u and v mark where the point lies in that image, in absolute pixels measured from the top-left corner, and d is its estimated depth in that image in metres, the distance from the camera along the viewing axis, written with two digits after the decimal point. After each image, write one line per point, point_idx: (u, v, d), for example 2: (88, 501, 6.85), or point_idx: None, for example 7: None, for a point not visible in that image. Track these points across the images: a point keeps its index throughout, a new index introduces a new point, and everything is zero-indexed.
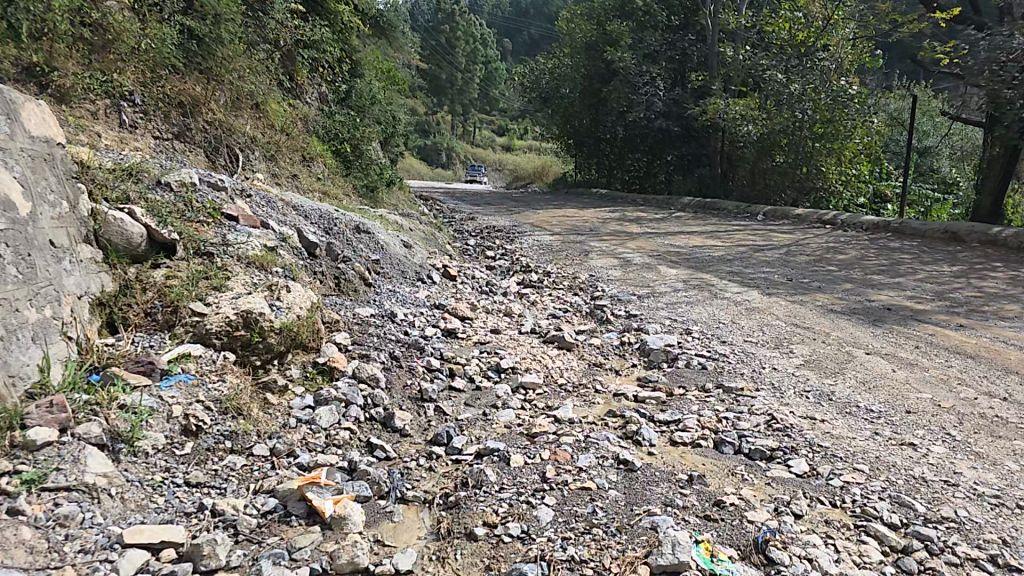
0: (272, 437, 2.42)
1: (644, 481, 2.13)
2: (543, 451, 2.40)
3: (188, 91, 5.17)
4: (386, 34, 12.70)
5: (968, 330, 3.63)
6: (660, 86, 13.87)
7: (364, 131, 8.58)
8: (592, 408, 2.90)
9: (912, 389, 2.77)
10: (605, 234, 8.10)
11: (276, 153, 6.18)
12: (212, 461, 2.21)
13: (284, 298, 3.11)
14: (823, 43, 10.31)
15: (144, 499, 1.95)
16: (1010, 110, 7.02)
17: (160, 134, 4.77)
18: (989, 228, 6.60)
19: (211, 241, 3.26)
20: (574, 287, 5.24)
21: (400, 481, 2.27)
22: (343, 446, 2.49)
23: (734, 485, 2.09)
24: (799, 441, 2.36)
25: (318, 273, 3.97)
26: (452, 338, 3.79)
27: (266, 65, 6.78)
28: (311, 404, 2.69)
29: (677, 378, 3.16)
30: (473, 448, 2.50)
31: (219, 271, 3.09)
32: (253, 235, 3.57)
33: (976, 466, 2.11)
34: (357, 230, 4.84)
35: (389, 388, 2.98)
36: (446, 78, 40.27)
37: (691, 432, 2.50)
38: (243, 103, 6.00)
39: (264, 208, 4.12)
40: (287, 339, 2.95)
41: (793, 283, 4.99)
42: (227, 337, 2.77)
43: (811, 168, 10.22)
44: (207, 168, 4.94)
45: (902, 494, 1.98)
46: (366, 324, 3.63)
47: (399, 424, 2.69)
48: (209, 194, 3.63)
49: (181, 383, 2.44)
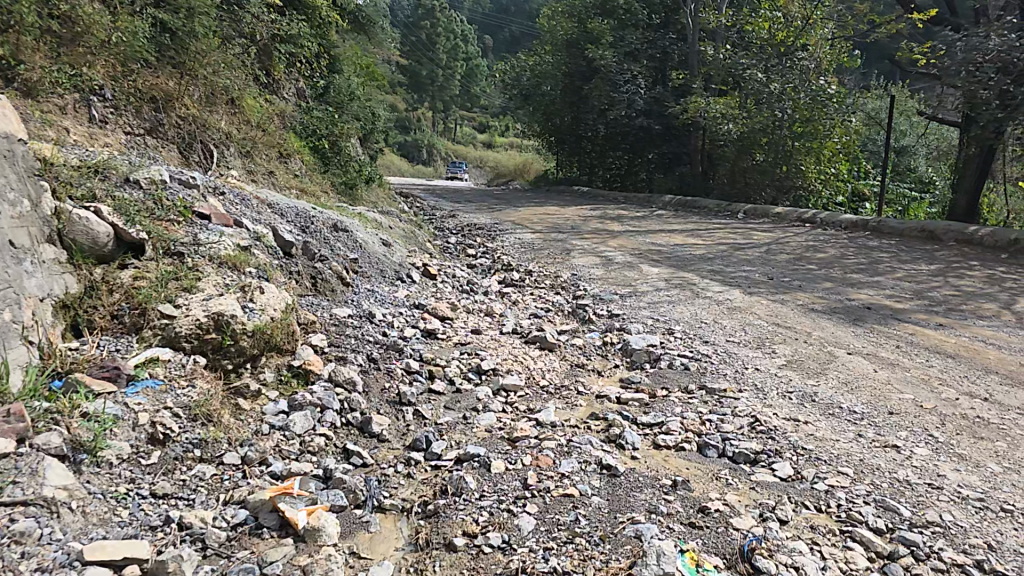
0: (244, 445, 2.34)
1: (628, 487, 2.09)
2: (524, 456, 2.35)
3: (161, 86, 5.04)
4: (366, 30, 12.56)
5: (947, 329, 3.65)
6: (642, 84, 13.89)
7: (343, 128, 8.45)
8: (574, 411, 2.85)
9: (894, 390, 2.76)
10: (586, 232, 8.08)
11: (252, 149, 6.05)
12: (180, 471, 2.13)
13: (257, 300, 3.02)
14: (802, 43, 10.29)
15: (106, 513, 1.86)
16: (987, 110, 7.11)
17: (131, 130, 4.64)
18: (966, 227, 6.68)
19: (182, 240, 3.15)
20: (555, 286, 5.20)
21: (376, 489, 2.21)
22: (318, 453, 2.41)
23: (719, 490, 2.06)
24: (782, 443, 2.33)
25: (294, 272, 3.88)
26: (432, 339, 3.72)
27: (241, 59, 6.63)
28: (285, 410, 2.62)
29: (659, 380, 3.12)
30: (453, 453, 2.44)
31: (190, 272, 2.99)
32: (226, 234, 3.47)
33: (959, 468, 2.10)
34: (334, 228, 4.75)
35: (366, 392, 2.91)
36: (426, 74, 40.07)
37: (675, 434, 2.47)
38: (218, 99, 5.84)
39: (238, 206, 4.01)
40: (259, 342, 2.86)
41: (774, 282, 5.00)
42: (197, 341, 2.67)
43: (791, 167, 10.31)
44: (180, 164, 4.82)
45: (887, 498, 1.96)
46: (343, 326, 3.55)
47: (376, 429, 2.62)
48: (179, 192, 3.52)
49: (148, 389, 2.35)
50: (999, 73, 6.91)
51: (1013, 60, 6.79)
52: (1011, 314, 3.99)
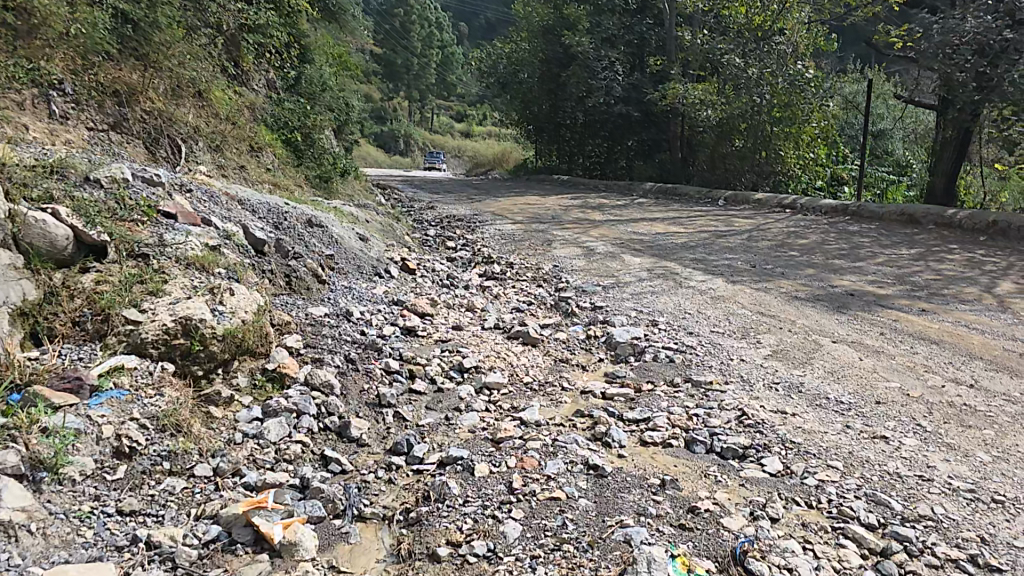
0: (216, 455, 2.25)
1: (616, 488, 2.04)
2: (509, 457, 2.28)
3: (124, 79, 4.85)
4: (337, 18, 12.32)
5: (930, 314, 3.64)
6: (619, 71, 13.82)
7: (315, 119, 8.28)
8: (559, 408, 2.79)
9: (880, 379, 2.74)
10: (567, 221, 8.02)
11: (222, 143, 5.88)
12: (148, 486, 2.04)
13: (227, 302, 2.91)
14: (779, 27, 10.37)
15: (69, 534, 1.75)
16: (963, 93, 7.16)
17: (94, 125, 4.47)
18: (944, 210, 6.73)
19: (146, 242, 3.03)
20: (537, 278, 5.13)
21: (356, 498, 2.13)
22: (295, 461, 2.33)
23: (708, 488, 2.01)
24: (771, 437, 2.29)
25: (267, 271, 3.77)
26: (412, 337, 3.63)
27: (207, 50, 6.43)
28: (259, 416, 2.52)
29: (645, 374, 3.07)
30: (434, 457, 2.37)
31: (155, 275, 2.87)
32: (193, 233, 3.35)
33: (949, 459, 2.07)
34: (309, 223, 4.63)
35: (344, 395, 2.83)
36: (401, 63, 39.59)
37: (662, 431, 2.42)
38: (185, 91, 5.65)
39: (206, 204, 3.88)
40: (231, 346, 2.76)
41: (757, 270, 4.97)
42: (165, 346, 2.56)
43: (771, 152, 10.31)
44: (146, 160, 4.66)
45: (878, 492, 1.92)
46: (320, 326, 3.45)
47: (355, 434, 2.55)
48: (143, 191, 3.39)
49: (113, 400, 2.24)
50: (975, 56, 6.97)
51: (989, 41, 6.86)
52: (992, 297, 4.00)
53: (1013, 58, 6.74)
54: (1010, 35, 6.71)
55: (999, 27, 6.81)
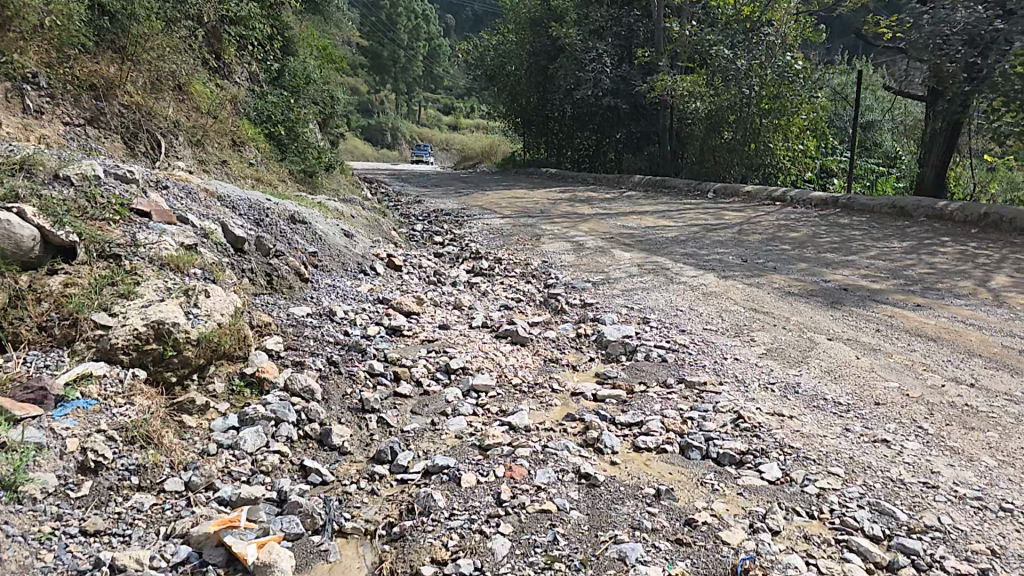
0: (188, 468, 2.15)
1: (609, 499, 1.95)
2: (497, 466, 2.19)
3: (102, 73, 4.68)
4: (321, 10, 12.12)
5: (925, 310, 3.58)
6: (607, 63, 13.64)
7: (299, 113, 8.12)
8: (549, 412, 2.70)
9: (879, 378, 2.67)
10: (556, 215, 7.91)
11: (203, 138, 5.72)
12: (115, 503, 1.92)
13: (202, 304, 2.78)
14: (767, 18, 10.36)
15: (26, 558, 1.63)
16: (954, 84, 7.18)
17: (70, 120, 4.31)
18: (935, 202, 6.69)
19: (118, 242, 2.89)
20: (526, 274, 5.03)
21: (337, 511, 2.03)
22: (273, 473, 2.23)
23: (705, 498, 1.93)
24: (768, 442, 2.21)
25: (247, 271, 3.65)
26: (397, 337, 3.52)
27: (189, 43, 6.27)
28: (235, 425, 2.42)
29: (637, 374, 2.98)
30: (419, 465, 2.27)
31: (128, 276, 2.74)
32: (168, 232, 3.23)
33: (953, 464, 2.00)
34: (291, 220, 4.50)
35: (325, 399, 2.73)
36: (388, 57, 39.26)
37: (656, 435, 2.33)
38: (164, 85, 5.48)
39: (183, 201, 3.73)
40: (207, 351, 2.64)
41: (749, 265, 4.90)
42: (136, 352, 2.44)
43: (760, 144, 10.18)
44: (125, 156, 4.52)
45: (882, 500, 1.84)
46: (301, 327, 3.34)
47: (337, 441, 2.45)
48: (116, 188, 3.25)
49: (79, 411, 2.12)
50: (965, 47, 6.96)
51: (980, 32, 6.85)
52: (987, 292, 3.95)
53: (1003, 49, 6.64)
54: (1000, 26, 6.67)
55: (990, 17, 6.80)
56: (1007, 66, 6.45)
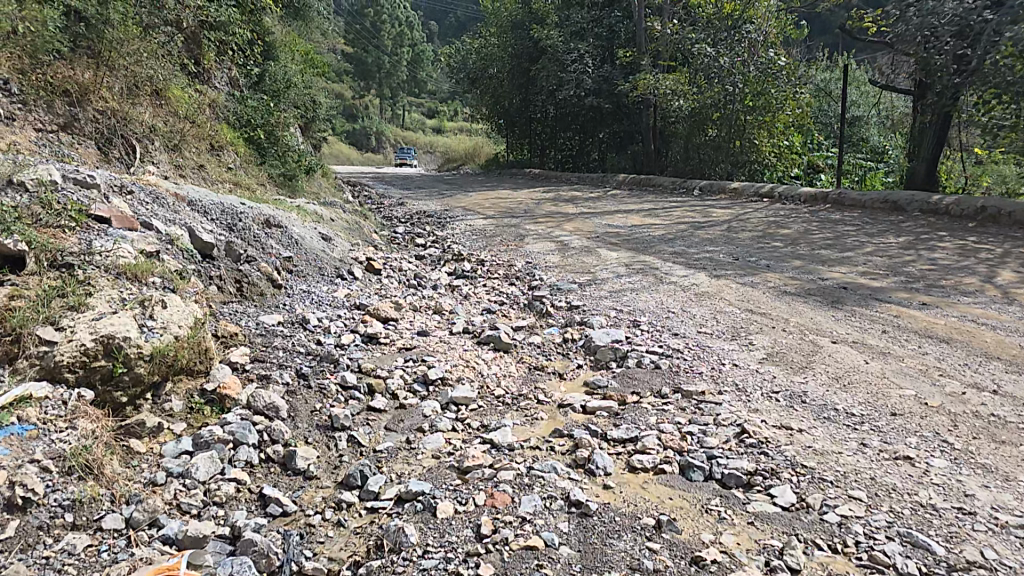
0: (131, 502, 1.88)
1: (604, 532, 1.72)
2: (477, 493, 1.95)
3: (74, 78, 4.38)
4: (301, 15, 11.86)
5: (932, 308, 3.38)
6: (590, 63, 13.40)
7: (280, 116, 7.85)
8: (535, 427, 2.45)
9: (893, 386, 2.46)
10: (540, 215, 7.65)
11: (181, 143, 5.41)
12: (43, 546, 1.66)
13: (159, 315, 2.50)
14: (748, 17, 10.11)
15: None
16: (944, 75, 7.00)
17: (42, 126, 4.00)
18: (930, 197, 6.53)
19: (71, 250, 2.61)
20: (510, 276, 4.79)
21: (295, 549, 1.79)
22: (227, 504, 1.98)
23: (712, 529, 1.70)
24: (778, 460, 1.99)
25: (215, 278, 3.38)
26: (373, 344, 3.27)
27: (169, 50, 5.91)
28: (188, 450, 2.17)
29: (629, 383, 2.75)
30: (392, 491, 2.03)
31: (80, 286, 2.46)
32: (128, 239, 2.95)
33: (989, 485, 1.79)
34: (266, 224, 4.23)
35: (292, 418, 2.48)
36: (372, 61, 39.02)
37: (652, 454, 2.11)
38: (141, 90, 5.15)
39: (149, 205, 3.45)
40: (162, 366, 2.37)
41: (741, 263, 4.69)
42: (83, 370, 2.16)
43: (744, 141, 10.02)
44: (100, 163, 4.23)
45: (913, 530, 1.62)
46: (271, 337, 3.09)
47: (301, 465, 2.20)
48: (73, 193, 2.97)
49: (13, 438, 1.85)
50: (954, 38, 6.86)
51: (970, 23, 6.68)
52: (995, 288, 3.76)
53: (992, 40, 6.46)
54: (990, 16, 6.48)
55: (980, 7, 6.63)
56: (997, 57, 6.33)
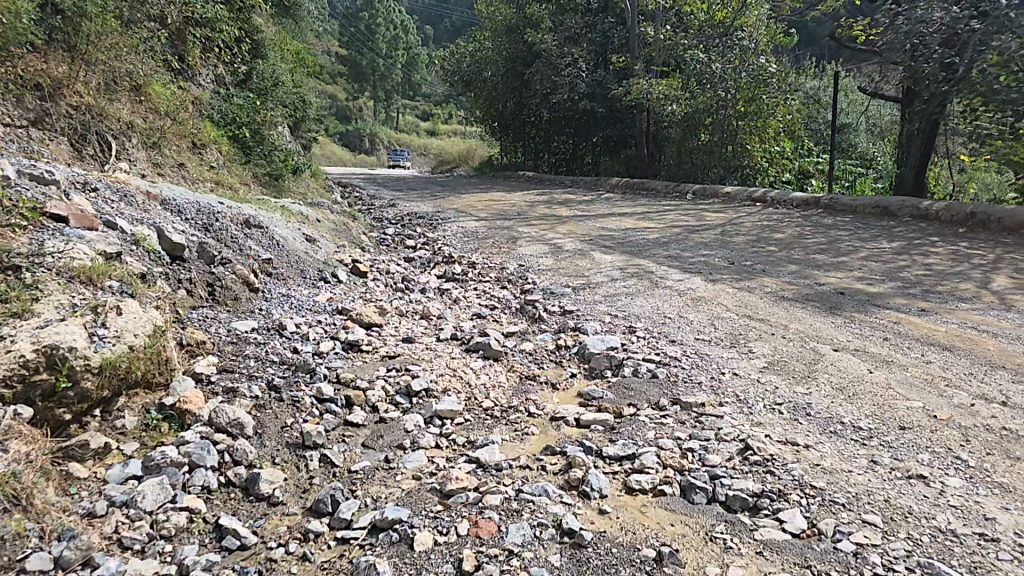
0: (62, 538, 1.68)
1: (599, 567, 1.56)
2: (459, 521, 1.79)
3: (48, 72, 4.15)
4: (292, 14, 11.66)
5: (932, 315, 3.25)
6: (583, 68, 13.27)
7: (265, 115, 7.68)
8: (525, 444, 2.29)
9: (899, 397, 2.32)
10: (533, 218, 7.50)
11: (161, 140, 5.21)
12: None
13: (112, 323, 2.29)
14: (739, 23, 9.97)
15: None
16: (933, 83, 6.89)
17: (11, 121, 3.79)
18: (920, 201, 6.45)
19: (19, 251, 2.40)
20: (499, 280, 4.62)
21: None
22: (176, 538, 1.81)
23: (718, 562, 1.55)
24: (785, 480, 1.84)
25: (185, 281, 3.20)
26: (354, 352, 3.09)
27: (152, 45, 5.70)
28: (137, 475, 1.99)
29: (625, 394, 2.59)
30: (366, 518, 1.86)
31: (24, 292, 2.22)
32: (86, 240, 2.75)
33: (1009, 507, 1.65)
34: (245, 224, 4.04)
35: (259, 436, 2.31)
36: (365, 63, 38.72)
37: (652, 473, 1.95)
38: (119, 86, 4.94)
39: (115, 203, 3.25)
40: (114, 381, 2.17)
41: (736, 266, 4.56)
42: (22, 384, 1.92)
43: (736, 146, 9.90)
44: (73, 160, 4.01)
45: (935, 560, 1.47)
46: (242, 345, 2.91)
47: (264, 489, 2.03)
48: (27, 190, 2.77)
49: None
50: (942, 47, 6.81)
51: (957, 32, 6.67)
52: (992, 295, 3.63)
53: (977, 50, 6.44)
54: (976, 27, 6.48)
55: (967, 17, 6.61)
56: (984, 65, 6.23)
